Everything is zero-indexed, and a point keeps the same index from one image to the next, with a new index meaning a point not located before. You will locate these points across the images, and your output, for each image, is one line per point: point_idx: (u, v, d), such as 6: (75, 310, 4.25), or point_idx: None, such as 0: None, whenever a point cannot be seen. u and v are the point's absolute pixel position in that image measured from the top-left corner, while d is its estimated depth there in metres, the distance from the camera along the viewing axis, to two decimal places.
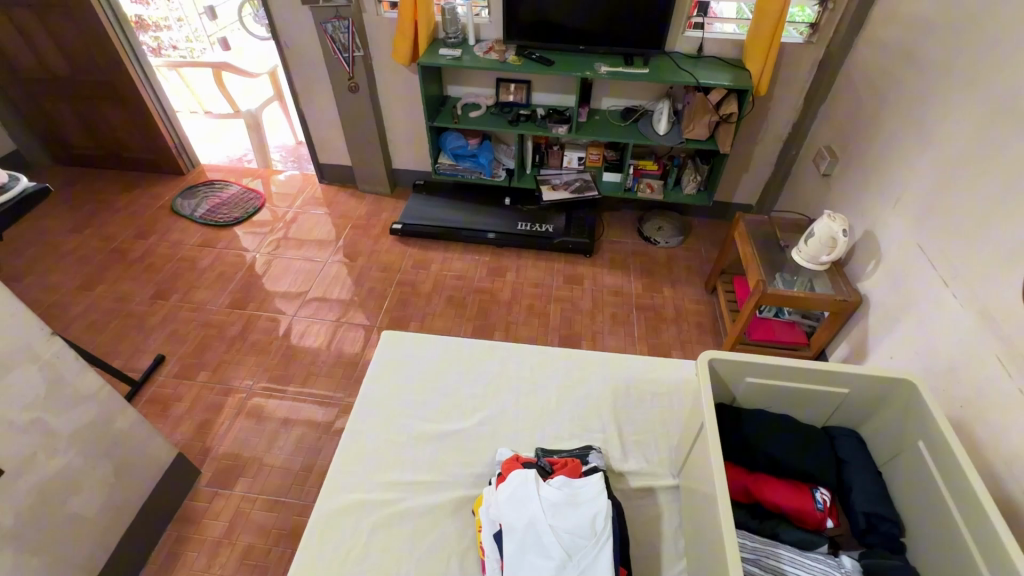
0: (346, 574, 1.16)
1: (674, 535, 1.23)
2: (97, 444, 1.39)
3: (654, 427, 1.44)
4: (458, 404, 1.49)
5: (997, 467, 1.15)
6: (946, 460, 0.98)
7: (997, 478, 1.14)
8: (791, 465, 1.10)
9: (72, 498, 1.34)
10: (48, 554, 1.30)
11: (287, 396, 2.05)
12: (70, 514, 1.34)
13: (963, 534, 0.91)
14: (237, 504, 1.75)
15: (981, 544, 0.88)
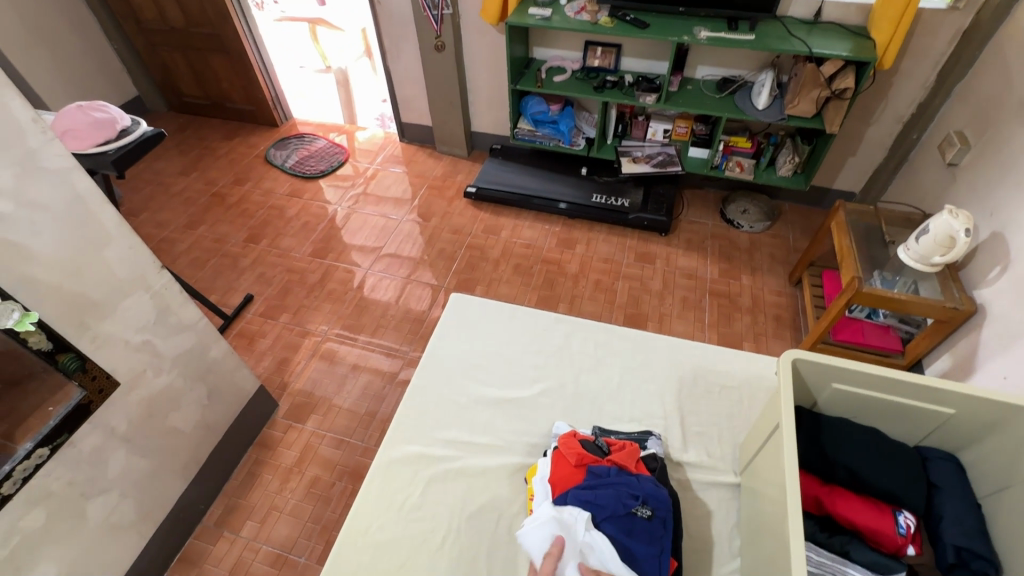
0: (402, 519, 1.23)
1: (730, 534, 1.18)
2: (194, 369, 1.54)
3: (719, 420, 1.38)
4: (518, 373, 1.50)
5: None
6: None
7: None
8: (872, 481, 1.02)
9: (173, 413, 1.50)
10: (154, 460, 1.47)
11: (358, 343, 2.17)
12: (170, 427, 1.51)
13: None
14: (308, 438, 1.89)
15: None
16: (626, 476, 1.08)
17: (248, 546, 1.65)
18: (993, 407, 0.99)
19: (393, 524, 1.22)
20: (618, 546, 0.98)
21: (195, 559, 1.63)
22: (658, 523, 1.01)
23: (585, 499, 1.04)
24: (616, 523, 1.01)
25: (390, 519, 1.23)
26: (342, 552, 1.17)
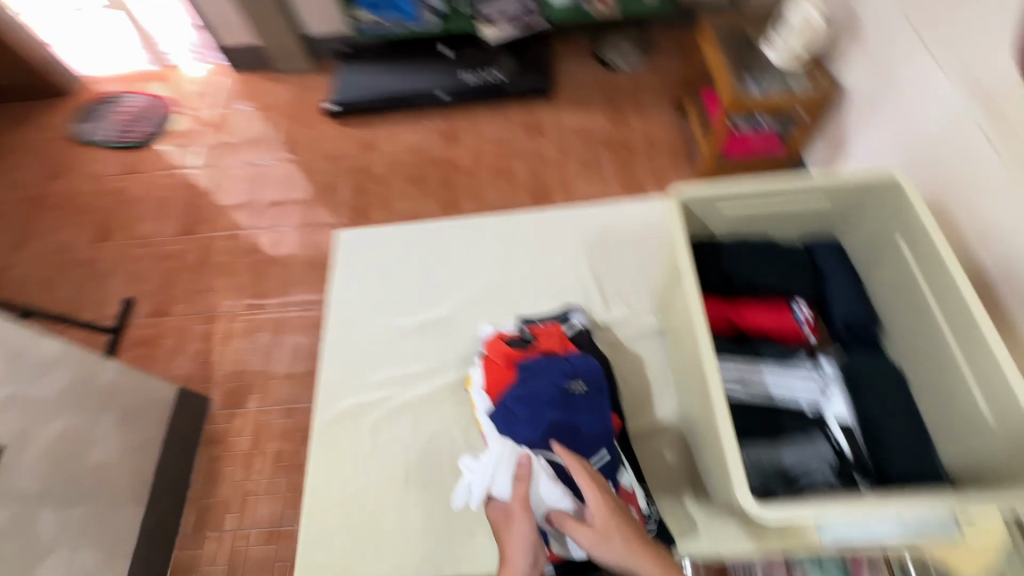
0: (362, 471, 1.21)
1: (661, 371, 1.27)
2: (87, 403, 1.38)
3: (630, 273, 1.42)
4: (431, 292, 1.44)
5: (972, 243, 1.15)
6: (928, 255, 0.95)
7: (972, 255, 1.15)
8: (769, 286, 1.08)
9: (88, 452, 1.37)
10: (93, 503, 1.36)
11: (271, 309, 2.00)
12: (93, 467, 1.37)
13: (941, 328, 0.94)
14: (255, 418, 1.80)
15: (959, 336, 0.91)
16: (554, 360, 1.09)
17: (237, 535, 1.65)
18: (859, 187, 1.05)
19: (355, 478, 1.21)
20: (560, 423, 1.00)
21: (189, 568, 1.61)
22: (595, 392, 1.05)
23: (521, 396, 1.04)
24: (555, 405, 1.02)
25: (350, 475, 1.22)
26: (314, 521, 1.17)
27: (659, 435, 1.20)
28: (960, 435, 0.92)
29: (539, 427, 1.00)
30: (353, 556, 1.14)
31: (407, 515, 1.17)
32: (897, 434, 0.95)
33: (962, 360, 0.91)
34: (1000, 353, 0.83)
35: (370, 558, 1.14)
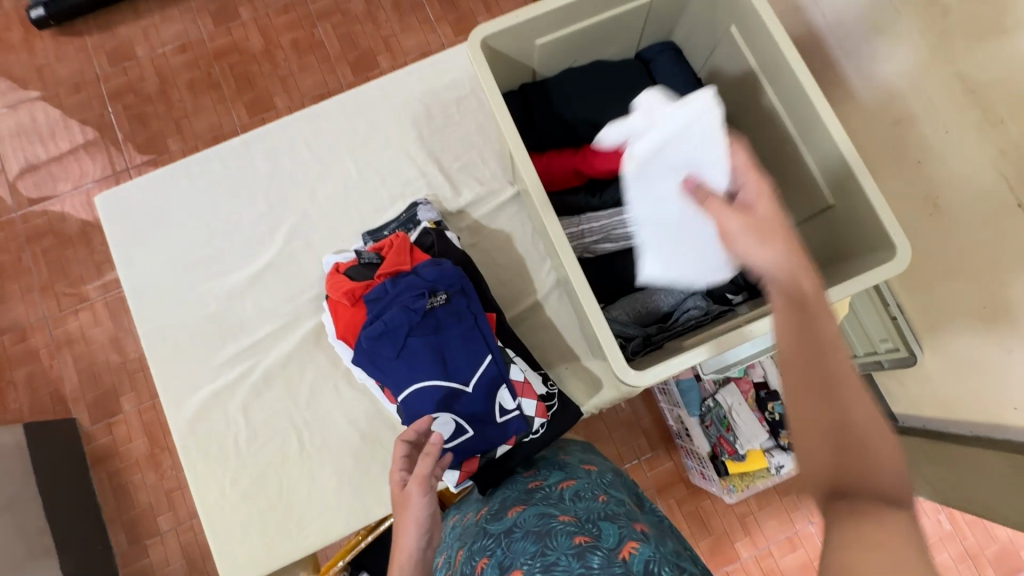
0: (248, 455, 1.09)
1: (530, 241, 1.17)
2: None
3: (473, 141, 1.22)
4: (251, 236, 1.18)
5: None
6: (761, 39, 0.84)
7: None
8: (610, 120, 0.95)
9: None
10: None
11: (96, 299, 1.77)
12: None
13: (772, 104, 0.88)
14: (139, 419, 1.75)
15: (788, 107, 0.85)
16: (404, 279, 0.94)
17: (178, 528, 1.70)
18: None
19: (244, 467, 1.08)
20: (434, 347, 0.90)
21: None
22: (459, 298, 0.93)
23: (378, 333, 0.90)
24: (422, 330, 0.91)
25: (237, 466, 1.08)
26: (217, 525, 1.06)
27: (544, 309, 1.14)
28: (811, 227, 0.90)
29: (414, 358, 0.90)
30: (275, 540, 1.05)
31: (316, 480, 1.07)
32: None
33: (793, 131, 0.86)
34: (826, 114, 0.78)
35: (296, 534, 1.06)
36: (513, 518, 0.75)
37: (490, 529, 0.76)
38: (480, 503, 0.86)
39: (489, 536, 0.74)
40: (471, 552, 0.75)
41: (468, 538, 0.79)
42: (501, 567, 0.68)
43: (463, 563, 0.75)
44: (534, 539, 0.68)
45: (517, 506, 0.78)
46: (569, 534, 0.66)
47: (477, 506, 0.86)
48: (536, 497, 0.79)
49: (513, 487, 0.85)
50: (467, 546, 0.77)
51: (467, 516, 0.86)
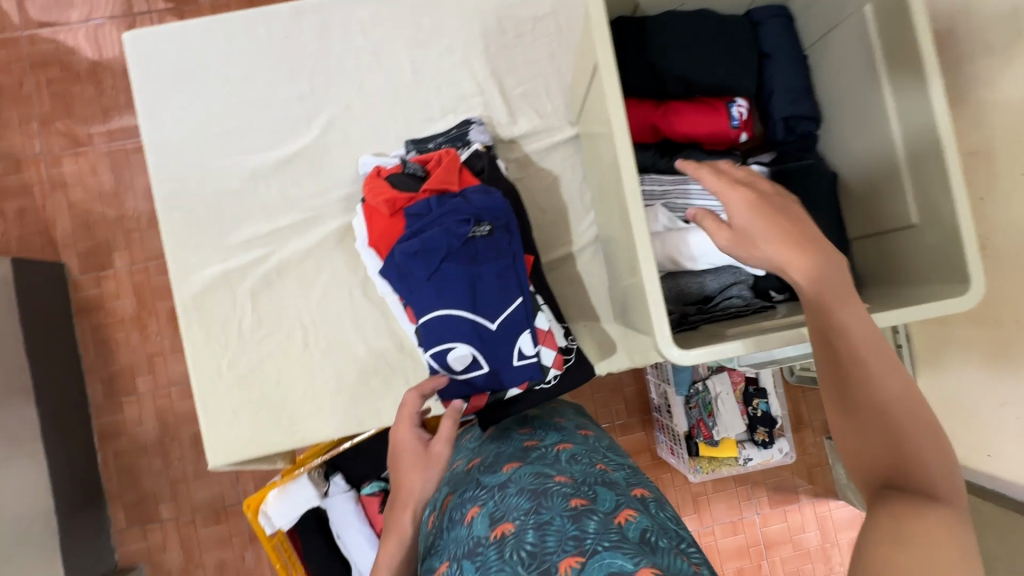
0: (250, 342, 1.06)
1: (578, 190, 1.11)
2: None
3: (541, 68, 1.12)
4: (286, 116, 1.09)
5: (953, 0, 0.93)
6: (897, 28, 0.76)
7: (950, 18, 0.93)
8: (704, 81, 0.88)
9: None
10: None
11: (98, 145, 1.82)
12: None
13: (883, 97, 0.81)
14: (130, 278, 1.83)
15: (901, 104, 0.79)
16: (450, 201, 0.89)
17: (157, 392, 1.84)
18: None
19: (244, 353, 1.06)
20: (467, 278, 0.87)
21: (116, 430, 1.83)
22: (501, 234, 0.89)
23: (414, 250, 0.87)
24: (459, 257, 0.87)
25: (237, 351, 1.06)
26: (210, 404, 1.05)
27: (575, 263, 1.11)
28: (878, 242, 0.87)
29: (444, 284, 0.87)
30: (264, 429, 1.05)
31: (315, 381, 1.07)
32: None
33: (897, 132, 0.81)
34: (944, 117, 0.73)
35: (286, 427, 1.06)
36: (507, 471, 0.69)
37: (483, 480, 0.70)
38: (474, 453, 0.81)
39: (483, 488, 0.68)
40: (461, 501, 0.69)
41: (460, 485, 0.73)
42: (491, 519, 0.62)
43: (451, 510, 0.69)
44: (529, 496, 0.62)
45: (512, 460, 0.72)
46: (564, 495, 0.62)
47: (470, 454, 0.81)
48: (533, 455, 0.73)
49: (509, 442, 0.78)
50: (456, 493, 0.72)
51: (456, 464, 0.81)
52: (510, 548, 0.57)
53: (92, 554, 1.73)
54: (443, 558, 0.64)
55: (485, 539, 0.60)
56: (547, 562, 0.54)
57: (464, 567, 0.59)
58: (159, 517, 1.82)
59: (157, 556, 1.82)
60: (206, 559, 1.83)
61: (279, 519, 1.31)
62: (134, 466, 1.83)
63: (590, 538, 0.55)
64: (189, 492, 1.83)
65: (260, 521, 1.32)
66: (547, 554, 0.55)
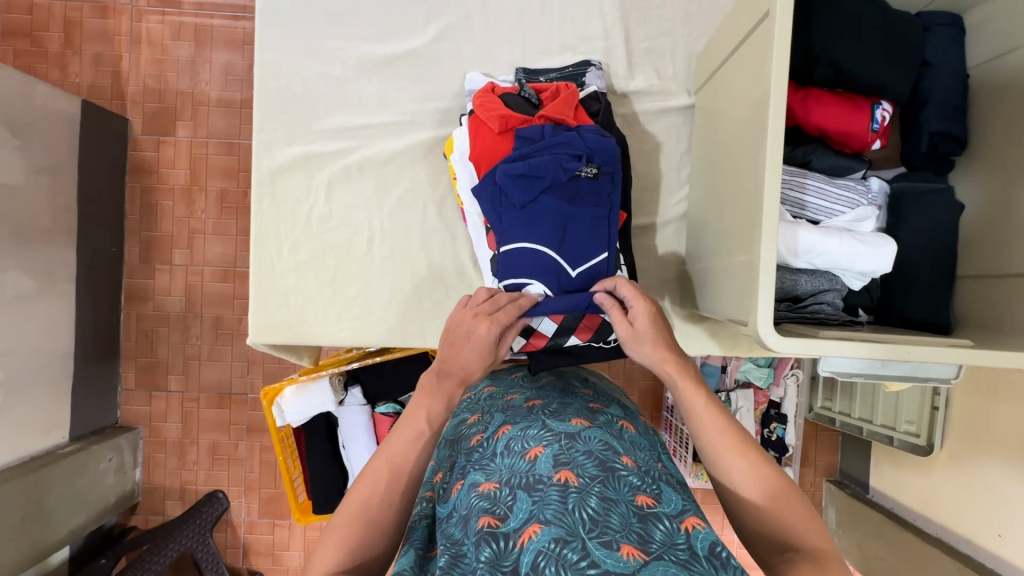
0: (315, 232, 1.05)
1: (679, 163, 1.07)
2: None
3: (673, 27, 1.07)
4: (403, 12, 1.05)
5: None
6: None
7: None
8: (858, 73, 0.82)
9: None
10: (15, 220, 1.44)
11: (187, 10, 1.79)
12: None
13: None
14: (189, 151, 1.82)
15: None
16: (564, 133, 0.88)
17: (190, 269, 1.84)
18: None
19: (307, 240, 1.05)
20: (562, 215, 0.86)
21: (144, 293, 1.85)
22: (605, 181, 0.88)
23: (518, 174, 0.86)
24: (559, 193, 0.87)
25: (301, 236, 1.05)
26: (263, 281, 1.05)
27: (656, 235, 1.08)
28: (985, 286, 0.83)
29: (537, 216, 0.87)
30: (309, 318, 1.05)
31: (370, 285, 1.06)
32: (923, 275, 0.85)
33: None
34: None
35: (330, 323, 1.05)
36: (577, 427, 0.74)
37: (549, 424, 0.75)
38: (533, 393, 0.86)
39: (549, 431, 0.73)
40: (523, 435, 0.74)
41: (521, 420, 0.79)
42: (555, 462, 0.67)
43: (510, 439, 0.75)
44: (598, 466, 0.66)
45: (581, 419, 0.77)
46: (633, 487, 0.65)
47: (527, 392, 0.87)
48: (599, 420, 0.78)
49: (574, 397, 0.84)
50: (517, 427, 0.77)
51: (512, 395, 0.88)
52: (572, 499, 0.62)
53: (96, 404, 1.77)
54: (494, 476, 0.70)
55: (547, 477, 0.65)
56: (609, 537, 0.57)
57: (520, 494, 0.64)
58: (166, 387, 1.86)
59: (156, 423, 1.86)
60: (201, 438, 1.86)
61: (292, 415, 1.33)
62: (154, 333, 1.85)
63: (656, 545, 0.58)
64: (200, 371, 1.85)
65: (273, 411, 1.34)
66: (609, 529, 0.59)
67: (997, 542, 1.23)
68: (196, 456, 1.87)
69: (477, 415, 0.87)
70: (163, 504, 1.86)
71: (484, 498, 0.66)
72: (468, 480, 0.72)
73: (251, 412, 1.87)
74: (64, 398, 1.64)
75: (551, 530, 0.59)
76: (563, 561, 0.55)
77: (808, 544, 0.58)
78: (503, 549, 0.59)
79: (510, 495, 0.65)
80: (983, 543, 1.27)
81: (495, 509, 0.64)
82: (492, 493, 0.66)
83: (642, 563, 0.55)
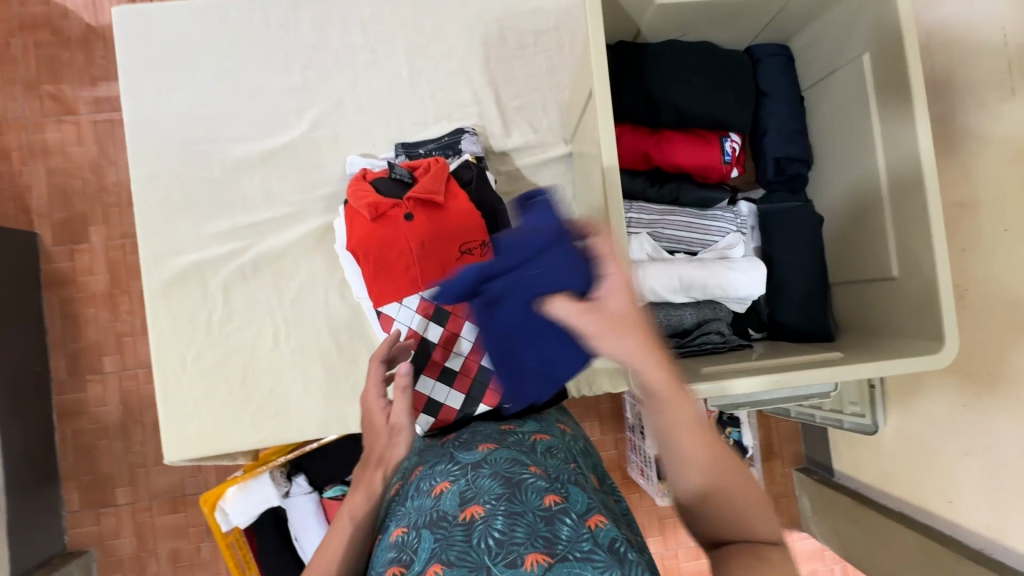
0: (218, 337, 1.03)
1: (568, 208, 1.10)
2: None
3: (540, 81, 1.11)
4: (274, 105, 1.07)
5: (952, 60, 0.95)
6: (888, 83, 0.77)
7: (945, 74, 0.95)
8: (700, 114, 0.86)
9: None
10: None
11: (82, 116, 1.77)
12: None
13: (874, 139, 0.81)
14: (106, 255, 1.78)
15: (888, 145, 0.79)
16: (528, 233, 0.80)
17: (123, 374, 1.78)
18: None
19: (211, 346, 1.03)
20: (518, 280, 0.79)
21: (78, 407, 1.77)
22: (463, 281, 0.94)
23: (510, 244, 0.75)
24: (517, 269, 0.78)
25: (204, 342, 1.03)
26: (171, 394, 1.02)
27: None
28: (856, 289, 0.87)
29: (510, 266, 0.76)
30: (226, 424, 1.03)
31: (285, 379, 1.04)
32: (800, 292, 0.89)
33: (883, 179, 0.81)
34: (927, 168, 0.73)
35: (247, 425, 1.03)
36: (483, 454, 0.75)
37: (458, 457, 0.76)
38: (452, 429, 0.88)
39: (457, 464, 0.74)
40: (432, 472, 0.75)
41: (431, 457, 0.80)
42: (461, 496, 0.67)
43: (420, 479, 0.75)
44: (502, 482, 0.67)
45: (488, 444, 0.78)
46: (540, 491, 0.65)
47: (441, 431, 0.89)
48: (509, 440, 0.79)
49: (486, 423, 0.86)
50: (427, 465, 0.78)
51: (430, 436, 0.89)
52: (476, 531, 0.61)
53: (41, 534, 1.68)
54: (405, 521, 0.70)
55: (452, 514, 0.65)
56: (513, 554, 0.58)
57: (425, 534, 0.64)
58: (115, 501, 1.77)
59: (108, 541, 1.77)
60: (160, 547, 1.78)
61: (236, 518, 1.29)
62: (94, 447, 1.77)
63: (563, 545, 0.58)
64: (147, 478, 1.78)
65: (216, 517, 1.30)
66: (515, 545, 0.59)
67: (949, 508, 1.20)
68: (156, 568, 1.77)
69: None
70: None
71: (394, 547, 0.66)
72: (384, 533, 0.71)
73: None
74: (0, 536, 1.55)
75: (455, 571, 0.58)
76: None
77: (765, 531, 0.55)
78: None
79: (417, 539, 0.65)
80: (936, 510, 1.24)
81: (402, 556, 0.64)
82: (403, 541, 0.66)
83: (546, 570, 0.56)
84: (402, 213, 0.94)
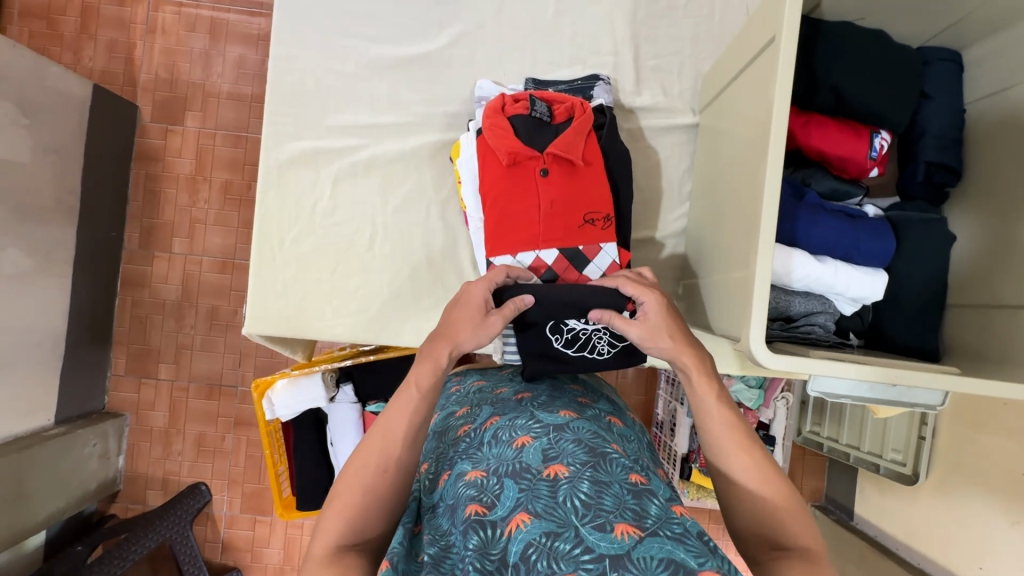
0: (318, 227, 1.06)
1: (680, 180, 1.09)
2: None
3: (681, 47, 1.09)
4: (418, 16, 1.07)
5: None
6: None
7: None
8: (860, 103, 0.84)
9: None
10: (19, 198, 1.43)
11: (204, 4, 1.81)
12: None
13: None
14: (196, 140, 1.83)
15: None
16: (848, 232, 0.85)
17: (189, 258, 1.84)
18: None
19: (309, 233, 1.06)
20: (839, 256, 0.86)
21: (141, 279, 1.84)
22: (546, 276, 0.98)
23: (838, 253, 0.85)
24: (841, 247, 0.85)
25: (304, 229, 1.06)
26: (263, 271, 1.05)
27: (654, 248, 1.09)
28: (978, 315, 0.84)
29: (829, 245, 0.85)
30: (306, 311, 1.05)
31: (370, 282, 1.06)
32: (914, 306, 0.86)
33: None
34: None
35: (325, 318, 1.06)
36: (565, 419, 0.74)
37: (538, 416, 0.76)
38: (524, 389, 0.89)
39: (539, 423, 0.73)
40: (512, 425, 0.74)
41: (510, 411, 0.79)
42: (544, 455, 0.66)
43: (498, 429, 0.74)
44: (586, 449, 0.66)
45: (569, 411, 0.78)
46: (625, 467, 0.64)
47: (517, 387, 0.90)
48: (588, 414, 0.80)
49: (563, 392, 0.87)
50: (506, 417, 0.77)
51: (501, 390, 0.91)
52: (563, 489, 0.60)
53: (86, 388, 1.76)
54: (481, 465, 0.69)
55: (536, 469, 0.64)
56: (603, 518, 0.56)
57: (507, 482, 0.63)
58: (157, 374, 1.85)
59: (143, 411, 1.85)
60: (188, 428, 1.85)
61: (281, 409, 1.30)
62: (148, 319, 1.84)
63: (651, 521, 0.56)
64: (191, 361, 1.84)
65: (263, 404, 1.31)
66: (603, 510, 0.57)
67: None
68: (181, 446, 1.85)
69: (465, 408, 0.88)
70: (144, 493, 1.85)
71: (472, 487, 0.65)
72: (456, 471, 0.70)
73: (240, 405, 1.85)
74: (53, 380, 1.62)
75: (541, 523, 0.57)
76: (555, 553, 0.53)
77: (800, 542, 0.62)
78: (491, 536, 0.58)
79: (497, 484, 0.64)
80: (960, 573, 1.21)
81: (483, 497, 0.63)
82: (480, 481, 0.65)
83: (637, 540, 0.53)
84: (539, 167, 0.98)
